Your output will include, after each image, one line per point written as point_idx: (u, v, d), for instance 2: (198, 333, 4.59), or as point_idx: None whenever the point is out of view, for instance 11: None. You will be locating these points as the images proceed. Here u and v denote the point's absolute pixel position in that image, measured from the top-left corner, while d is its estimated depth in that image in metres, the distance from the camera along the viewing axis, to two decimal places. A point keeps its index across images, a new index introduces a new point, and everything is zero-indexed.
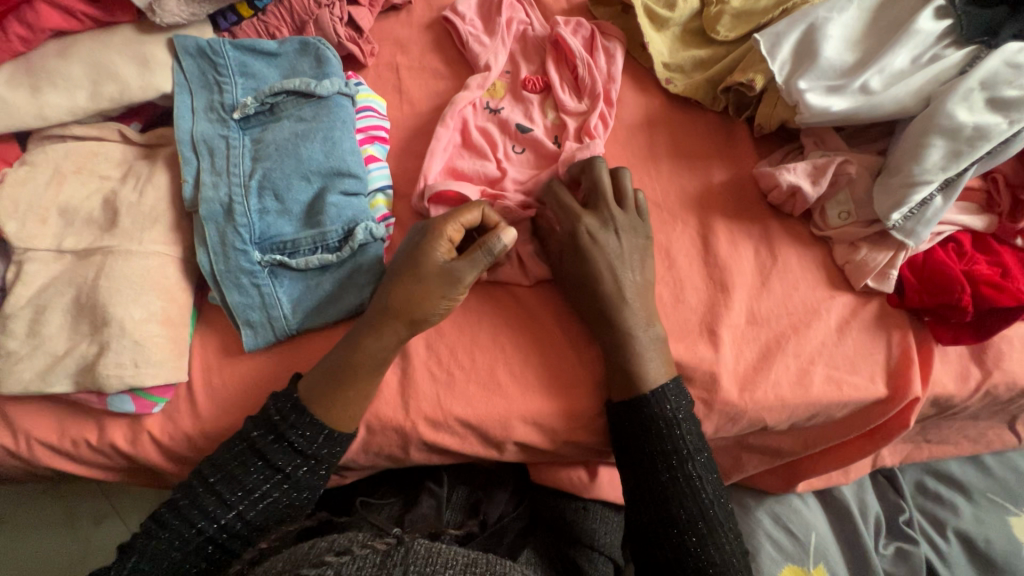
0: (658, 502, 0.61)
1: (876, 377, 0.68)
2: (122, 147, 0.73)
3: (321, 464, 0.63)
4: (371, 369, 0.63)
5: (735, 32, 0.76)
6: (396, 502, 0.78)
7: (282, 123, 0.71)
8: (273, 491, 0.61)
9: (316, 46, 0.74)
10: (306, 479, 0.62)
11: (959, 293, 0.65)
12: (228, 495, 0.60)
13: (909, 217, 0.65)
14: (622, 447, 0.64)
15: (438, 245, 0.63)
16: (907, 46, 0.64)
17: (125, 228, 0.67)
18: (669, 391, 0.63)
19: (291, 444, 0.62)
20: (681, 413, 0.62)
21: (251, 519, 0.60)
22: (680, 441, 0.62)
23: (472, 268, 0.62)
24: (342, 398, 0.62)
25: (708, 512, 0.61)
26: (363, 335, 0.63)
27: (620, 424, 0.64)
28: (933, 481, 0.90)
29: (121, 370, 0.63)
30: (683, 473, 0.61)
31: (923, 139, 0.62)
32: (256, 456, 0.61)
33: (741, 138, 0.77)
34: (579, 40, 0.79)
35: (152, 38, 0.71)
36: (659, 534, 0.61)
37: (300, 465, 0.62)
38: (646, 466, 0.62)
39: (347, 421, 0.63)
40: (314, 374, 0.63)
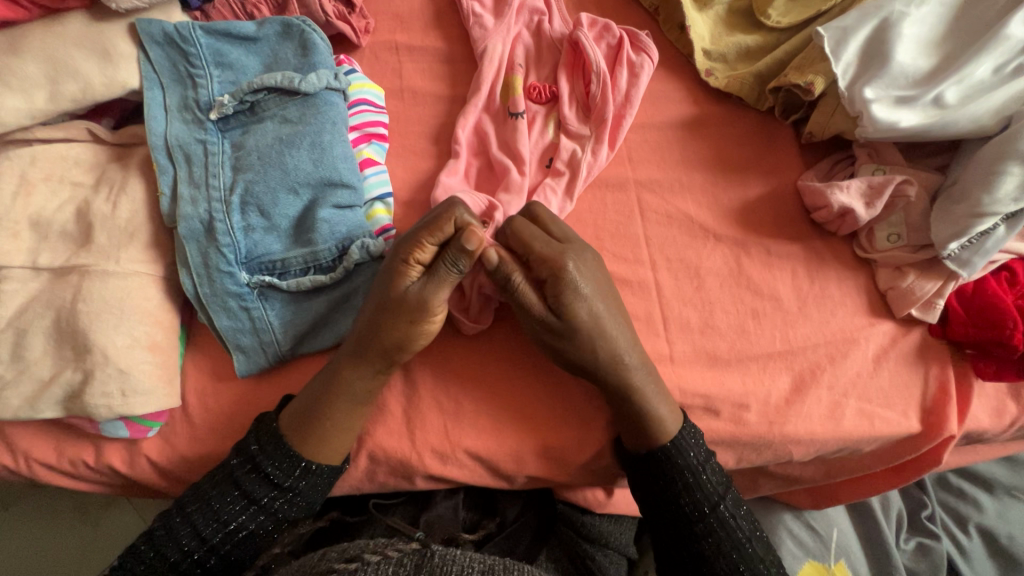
0: (694, 556, 0.59)
1: (910, 413, 0.64)
2: (93, 148, 0.66)
3: (300, 496, 0.60)
4: (354, 404, 0.59)
5: (789, 17, 0.67)
6: (406, 503, 0.74)
7: (265, 124, 0.62)
8: (248, 523, 0.58)
9: (301, 28, 0.65)
10: (285, 511, 0.59)
11: (1010, 329, 0.60)
12: (201, 526, 0.57)
13: (966, 246, 0.59)
14: (646, 497, 0.61)
15: (404, 271, 0.56)
16: (994, 54, 0.55)
17: (102, 245, 0.61)
18: (685, 436, 0.60)
19: (267, 475, 0.58)
20: (705, 458, 0.60)
21: (225, 552, 0.58)
22: (704, 485, 0.59)
23: (441, 291, 0.57)
24: (322, 433, 0.59)
25: (749, 551, 0.59)
26: (338, 372, 0.59)
27: (639, 475, 0.61)
28: (956, 476, 0.86)
29: (108, 399, 0.59)
30: (714, 518, 0.59)
31: (998, 165, 0.55)
32: (230, 485, 0.58)
33: (784, 144, 0.68)
34: (603, 48, 0.69)
35: (111, 24, 0.61)
36: None
37: (278, 496, 0.59)
38: (678, 519, 0.60)
39: (335, 454, 0.60)
40: (295, 409, 0.60)
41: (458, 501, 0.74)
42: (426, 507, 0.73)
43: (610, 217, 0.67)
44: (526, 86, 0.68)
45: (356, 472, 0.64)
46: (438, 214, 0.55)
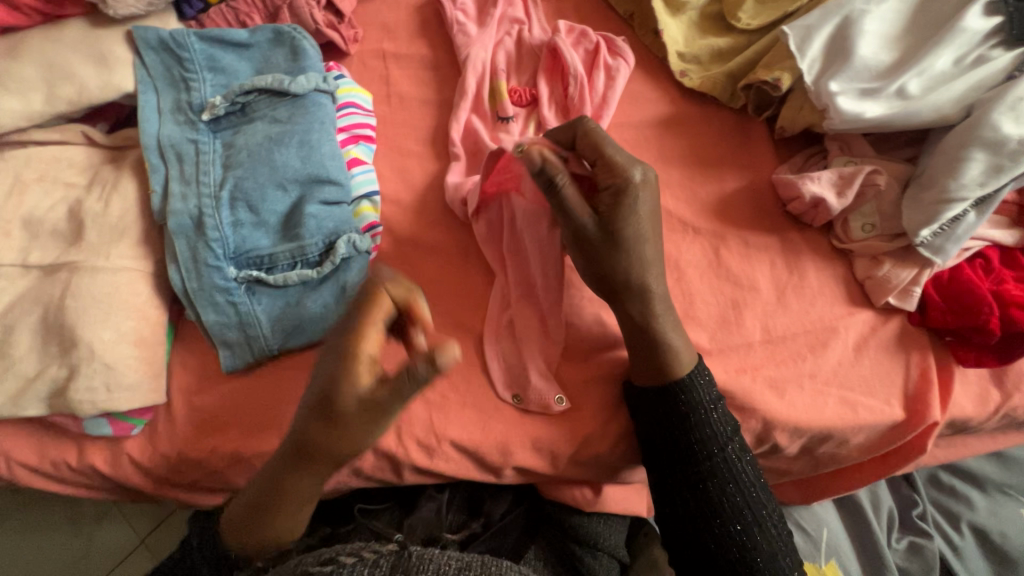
0: (695, 495, 0.58)
1: (893, 400, 0.64)
2: (88, 151, 0.68)
3: (260, 493, 0.57)
4: (299, 507, 0.53)
5: (758, 20, 0.70)
6: (392, 506, 0.73)
7: (255, 124, 0.64)
8: (211, 518, 0.57)
9: (291, 35, 0.67)
10: (246, 506, 0.57)
11: (986, 314, 0.61)
12: None
13: (938, 234, 0.61)
14: (649, 434, 0.60)
15: (347, 372, 0.46)
16: (952, 46, 0.58)
17: (92, 242, 0.62)
18: (698, 374, 0.60)
19: None
20: (717, 399, 0.60)
21: None
22: (713, 423, 0.59)
23: (394, 398, 0.47)
24: (265, 529, 0.53)
25: (751, 493, 0.58)
26: (273, 478, 0.51)
27: (647, 411, 0.60)
28: (947, 474, 0.86)
29: (93, 395, 0.59)
30: (722, 457, 0.58)
31: (962, 151, 0.57)
32: None
33: (759, 140, 0.71)
34: (580, 53, 0.72)
35: (109, 32, 0.64)
36: (701, 527, 0.58)
37: (235, 494, 0.56)
38: (682, 457, 0.59)
39: (291, 541, 0.56)
40: (241, 505, 0.54)
41: (443, 502, 0.72)
42: (412, 511, 0.72)
43: None
44: (508, 89, 0.70)
45: (341, 468, 0.64)
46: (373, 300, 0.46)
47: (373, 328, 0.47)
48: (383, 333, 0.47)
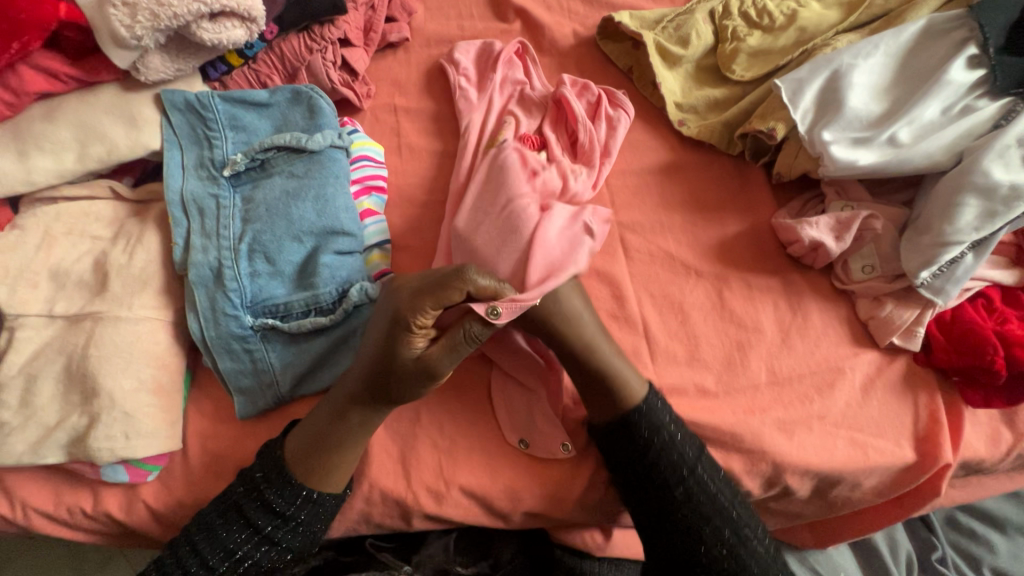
0: (674, 532, 0.60)
1: (903, 441, 0.64)
2: (114, 204, 0.71)
3: (302, 525, 0.60)
4: (360, 436, 0.60)
5: (752, 71, 0.73)
6: (396, 547, 0.74)
7: (274, 179, 0.68)
8: (253, 553, 0.58)
9: (309, 94, 0.71)
10: (288, 541, 0.59)
11: (991, 355, 0.61)
12: (207, 555, 0.57)
13: (938, 275, 0.62)
14: (623, 493, 0.62)
15: (411, 336, 0.56)
16: (938, 97, 0.61)
17: (116, 293, 0.64)
18: (651, 398, 0.61)
19: (270, 505, 0.58)
20: (675, 420, 0.61)
21: None
22: (674, 438, 0.60)
23: (449, 357, 0.56)
24: (328, 465, 0.59)
25: (740, 522, 0.60)
26: (344, 412, 0.59)
27: (614, 461, 0.62)
28: (965, 515, 0.84)
29: (112, 442, 0.60)
30: (695, 485, 0.60)
31: (956, 197, 0.59)
32: (236, 514, 0.58)
33: (757, 185, 0.73)
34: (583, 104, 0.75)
35: (139, 95, 0.68)
36: (686, 559, 0.60)
37: (279, 525, 0.59)
38: (653, 496, 0.61)
39: (334, 483, 0.60)
40: (301, 442, 0.59)
41: (450, 541, 0.74)
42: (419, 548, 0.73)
43: (597, 256, 0.70)
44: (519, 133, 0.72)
45: (352, 513, 0.64)
46: (454, 277, 0.56)
47: (434, 302, 0.56)
48: (443, 305, 0.56)
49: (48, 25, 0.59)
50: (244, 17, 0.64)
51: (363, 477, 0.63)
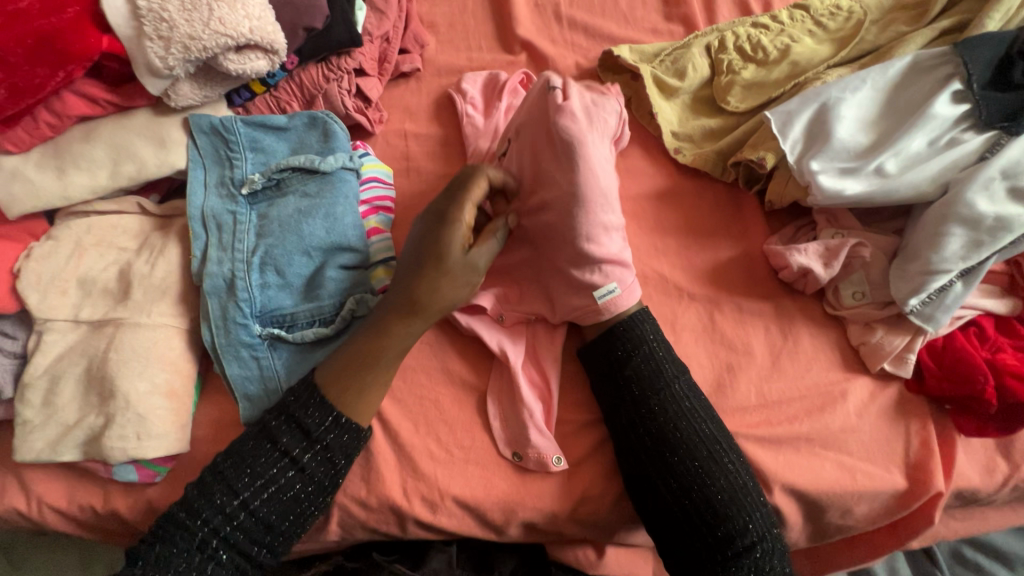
0: (652, 432, 0.62)
1: (893, 467, 0.64)
2: (140, 219, 0.76)
3: (330, 450, 0.61)
4: (393, 360, 0.63)
5: (746, 103, 0.76)
6: (403, 557, 0.74)
7: (288, 198, 0.72)
8: (279, 477, 0.59)
9: (324, 120, 0.76)
10: (313, 467, 0.60)
11: (982, 383, 0.62)
12: (234, 480, 0.58)
13: (927, 302, 0.63)
14: (606, 408, 0.65)
15: (456, 230, 0.62)
16: (924, 130, 0.62)
17: (137, 300, 0.69)
18: (640, 317, 0.68)
19: (301, 425, 0.61)
20: (666, 353, 0.66)
21: (256, 509, 0.58)
22: (661, 366, 0.65)
23: (489, 255, 0.65)
24: (360, 386, 0.62)
25: (722, 458, 0.61)
26: (385, 325, 0.63)
27: (602, 382, 0.66)
28: (971, 550, 0.82)
29: (125, 442, 0.64)
30: (674, 403, 0.63)
31: (942, 227, 0.61)
32: (264, 438, 0.60)
33: (751, 212, 0.75)
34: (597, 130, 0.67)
35: (169, 119, 0.73)
36: (662, 463, 0.61)
37: (307, 448, 0.61)
38: (636, 432, 0.63)
39: (368, 411, 0.63)
40: (332, 363, 0.63)
41: (452, 555, 0.73)
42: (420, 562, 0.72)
43: None
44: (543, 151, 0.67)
45: (349, 520, 0.66)
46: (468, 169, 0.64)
47: (465, 199, 0.64)
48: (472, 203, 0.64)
49: (92, 56, 0.65)
50: (267, 50, 0.69)
51: (359, 486, 0.65)
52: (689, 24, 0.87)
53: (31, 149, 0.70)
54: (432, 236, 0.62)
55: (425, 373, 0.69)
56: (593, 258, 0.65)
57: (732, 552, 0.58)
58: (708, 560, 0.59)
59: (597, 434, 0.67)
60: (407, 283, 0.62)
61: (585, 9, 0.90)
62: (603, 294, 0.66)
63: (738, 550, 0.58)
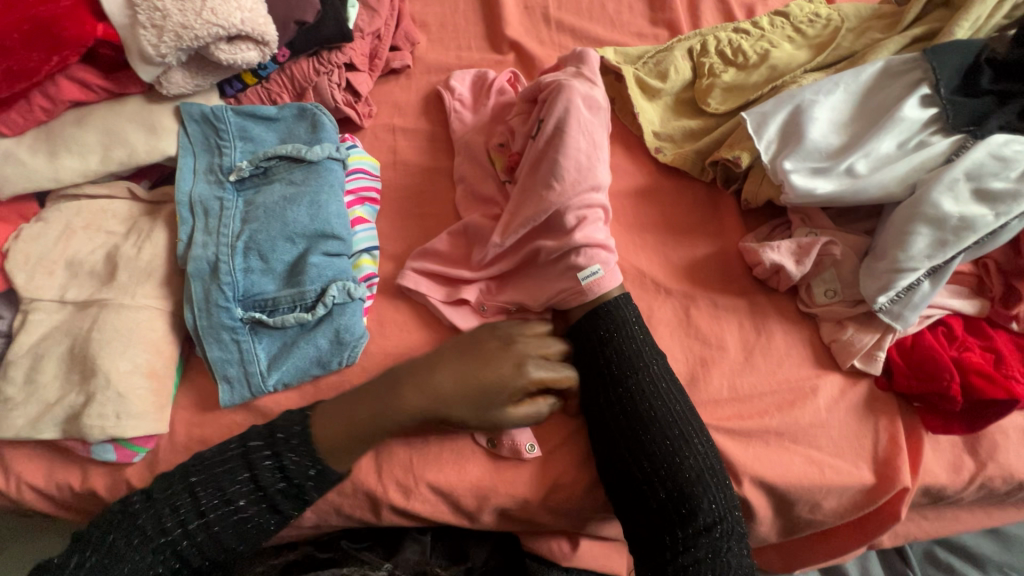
0: (625, 410, 0.63)
1: (861, 462, 0.65)
2: (129, 204, 0.77)
3: (303, 493, 0.61)
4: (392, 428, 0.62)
5: (726, 105, 0.78)
6: (374, 544, 0.74)
7: (274, 185, 0.73)
8: (246, 508, 0.59)
9: (313, 112, 0.78)
10: (283, 505, 0.60)
11: (947, 381, 0.63)
12: (203, 500, 0.58)
13: (896, 300, 0.64)
14: (583, 388, 0.66)
15: (507, 395, 0.61)
16: (893, 132, 0.64)
17: (122, 282, 0.70)
18: (622, 300, 0.69)
19: (282, 463, 0.60)
20: (646, 337, 0.67)
21: (216, 532, 0.59)
22: (640, 349, 0.66)
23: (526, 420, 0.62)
24: (358, 444, 0.61)
25: (692, 440, 0.62)
26: (402, 391, 0.62)
27: (582, 362, 0.67)
28: (944, 551, 0.82)
29: (103, 421, 0.64)
30: (649, 384, 0.64)
31: (908, 226, 0.62)
32: (243, 465, 0.60)
33: (729, 210, 0.77)
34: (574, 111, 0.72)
35: (161, 107, 0.75)
36: (632, 440, 0.62)
37: (282, 486, 0.60)
38: (611, 408, 0.64)
39: (342, 462, 0.61)
40: (337, 411, 0.62)
41: (426, 545, 0.73)
42: (396, 551, 0.73)
43: None
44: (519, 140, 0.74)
45: (324, 503, 0.67)
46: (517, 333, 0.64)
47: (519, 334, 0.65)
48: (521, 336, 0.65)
49: (87, 42, 0.67)
50: (258, 41, 0.71)
51: None
52: (673, 28, 0.90)
53: (24, 133, 0.72)
54: (485, 368, 0.61)
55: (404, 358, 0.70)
56: (578, 241, 0.66)
57: (693, 531, 0.59)
58: (669, 538, 0.59)
59: (571, 424, 0.68)
60: (435, 364, 0.63)
61: (572, 12, 0.92)
62: (586, 276, 0.67)
63: (699, 528, 0.58)
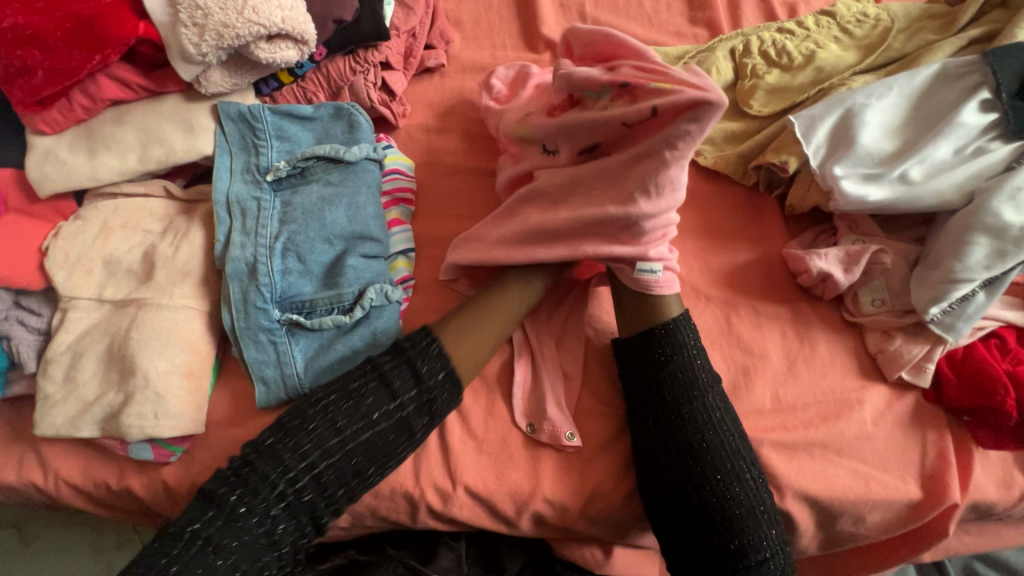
0: (678, 441, 0.62)
1: (909, 477, 0.64)
2: (165, 202, 0.77)
3: (432, 393, 0.63)
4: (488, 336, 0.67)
5: (769, 107, 0.76)
6: (412, 551, 0.74)
7: (311, 186, 0.73)
8: (379, 419, 0.61)
9: (349, 111, 0.77)
10: (413, 410, 0.62)
11: (1001, 396, 0.61)
12: (338, 418, 0.60)
13: (949, 312, 0.62)
14: (633, 412, 0.65)
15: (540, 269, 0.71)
16: (951, 138, 0.62)
17: (160, 282, 0.70)
18: (682, 322, 0.67)
19: (412, 369, 0.63)
20: (703, 364, 0.65)
21: (351, 448, 0.59)
22: (696, 376, 0.64)
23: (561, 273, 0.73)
24: (471, 361, 0.66)
25: (743, 474, 0.61)
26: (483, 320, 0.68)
27: (633, 383, 0.66)
28: (984, 566, 0.81)
29: (142, 420, 0.65)
30: (703, 413, 0.63)
31: (966, 235, 0.60)
32: (376, 378, 0.62)
33: (770, 215, 0.75)
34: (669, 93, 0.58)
35: (198, 105, 0.75)
36: (683, 472, 0.61)
37: (414, 395, 0.62)
38: (662, 437, 0.62)
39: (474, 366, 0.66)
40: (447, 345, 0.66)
41: (461, 553, 0.73)
42: (431, 558, 0.73)
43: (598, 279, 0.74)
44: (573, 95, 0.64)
45: (359, 507, 0.66)
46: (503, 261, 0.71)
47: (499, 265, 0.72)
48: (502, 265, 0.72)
49: (127, 41, 0.66)
50: (297, 40, 0.70)
51: None
52: (713, 28, 0.88)
53: (63, 130, 0.72)
54: (520, 274, 0.70)
55: None
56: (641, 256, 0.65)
57: (742, 565, 0.59)
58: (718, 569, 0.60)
59: (610, 431, 0.67)
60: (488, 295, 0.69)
61: (609, 11, 0.90)
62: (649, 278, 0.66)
63: (748, 564, 0.59)
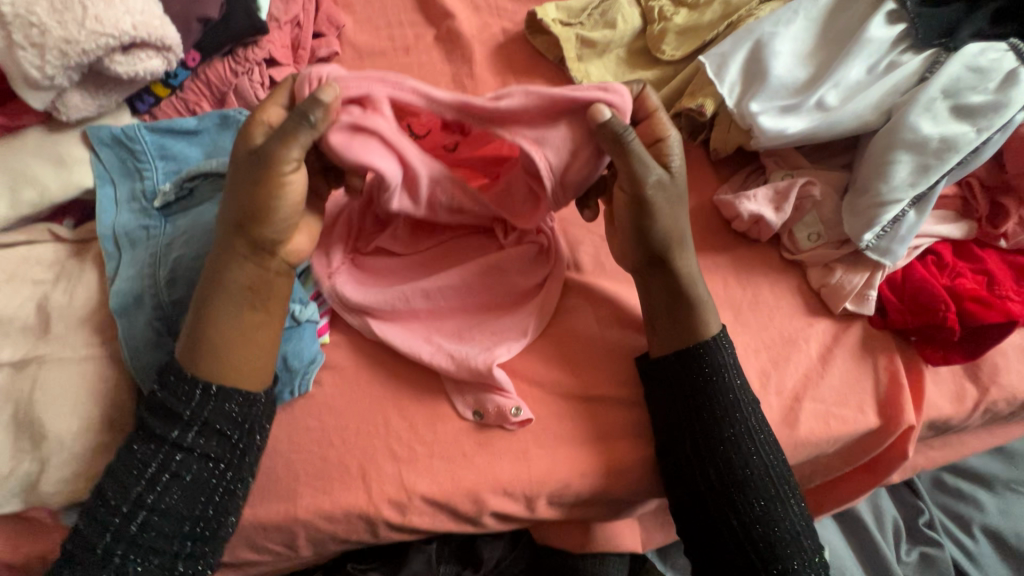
0: (705, 448, 0.59)
1: (865, 407, 0.63)
2: (53, 246, 0.70)
3: (202, 438, 0.55)
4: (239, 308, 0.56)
5: (681, 49, 0.73)
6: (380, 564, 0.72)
7: (205, 207, 0.67)
8: (147, 496, 0.52)
9: (237, 118, 0.71)
10: (183, 468, 0.54)
11: (943, 311, 0.60)
12: (103, 515, 0.51)
13: (882, 236, 0.61)
14: (661, 419, 0.62)
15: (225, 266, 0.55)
16: (861, 57, 0.60)
17: (58, 334, 0.63)
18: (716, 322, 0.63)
19: (150, 433, 0.54)
20: (739, 370, 0.61)
21: (136, 536, 0.51)
22: (731, 378, 0.60)
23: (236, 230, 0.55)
24: (222, 353, 0.55)
25: (775, 476, 0.59)
26: (222, 324, 0.56)
27: (655, 384, 0.63)
28: (951, 476, 0.82)
29: (64, 486, 0.60)
30: (738, 418, 0.60)
31: (888, 155, 0.58)
32: (122, 463, 0.53)
33: (699, 163, 0.72)
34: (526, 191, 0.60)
35: (65, 135, 0.67)
36: (707, 478, 0.59)
37: (170, 455, 0.53)
38: (688, 442, 0.60)
39: (252, 366, 0.57)
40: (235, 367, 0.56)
41: (432, 553, 0.71)
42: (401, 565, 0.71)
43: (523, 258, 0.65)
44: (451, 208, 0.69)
45: (319, 534, 0.63)
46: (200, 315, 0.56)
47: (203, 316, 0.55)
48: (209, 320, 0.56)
49: None
50: (159, 47, 0.63)
51: (312, 491, 0.62)
52: None
53: None
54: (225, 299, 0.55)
55: (379, 369, 0.67)
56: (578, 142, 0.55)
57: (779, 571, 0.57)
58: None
59: (565, 411, 0.65)
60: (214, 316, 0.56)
61: None
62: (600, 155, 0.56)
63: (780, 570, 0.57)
